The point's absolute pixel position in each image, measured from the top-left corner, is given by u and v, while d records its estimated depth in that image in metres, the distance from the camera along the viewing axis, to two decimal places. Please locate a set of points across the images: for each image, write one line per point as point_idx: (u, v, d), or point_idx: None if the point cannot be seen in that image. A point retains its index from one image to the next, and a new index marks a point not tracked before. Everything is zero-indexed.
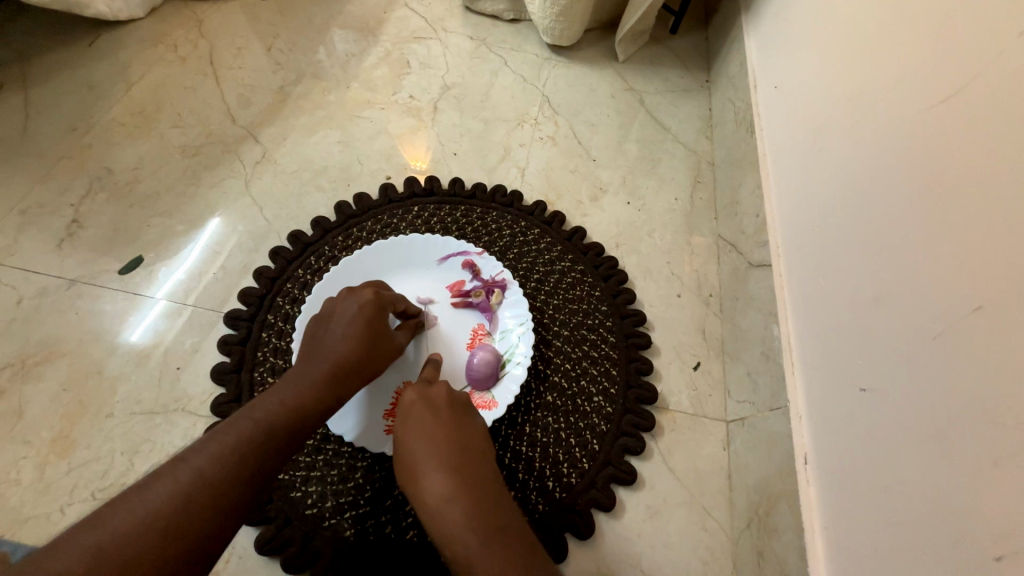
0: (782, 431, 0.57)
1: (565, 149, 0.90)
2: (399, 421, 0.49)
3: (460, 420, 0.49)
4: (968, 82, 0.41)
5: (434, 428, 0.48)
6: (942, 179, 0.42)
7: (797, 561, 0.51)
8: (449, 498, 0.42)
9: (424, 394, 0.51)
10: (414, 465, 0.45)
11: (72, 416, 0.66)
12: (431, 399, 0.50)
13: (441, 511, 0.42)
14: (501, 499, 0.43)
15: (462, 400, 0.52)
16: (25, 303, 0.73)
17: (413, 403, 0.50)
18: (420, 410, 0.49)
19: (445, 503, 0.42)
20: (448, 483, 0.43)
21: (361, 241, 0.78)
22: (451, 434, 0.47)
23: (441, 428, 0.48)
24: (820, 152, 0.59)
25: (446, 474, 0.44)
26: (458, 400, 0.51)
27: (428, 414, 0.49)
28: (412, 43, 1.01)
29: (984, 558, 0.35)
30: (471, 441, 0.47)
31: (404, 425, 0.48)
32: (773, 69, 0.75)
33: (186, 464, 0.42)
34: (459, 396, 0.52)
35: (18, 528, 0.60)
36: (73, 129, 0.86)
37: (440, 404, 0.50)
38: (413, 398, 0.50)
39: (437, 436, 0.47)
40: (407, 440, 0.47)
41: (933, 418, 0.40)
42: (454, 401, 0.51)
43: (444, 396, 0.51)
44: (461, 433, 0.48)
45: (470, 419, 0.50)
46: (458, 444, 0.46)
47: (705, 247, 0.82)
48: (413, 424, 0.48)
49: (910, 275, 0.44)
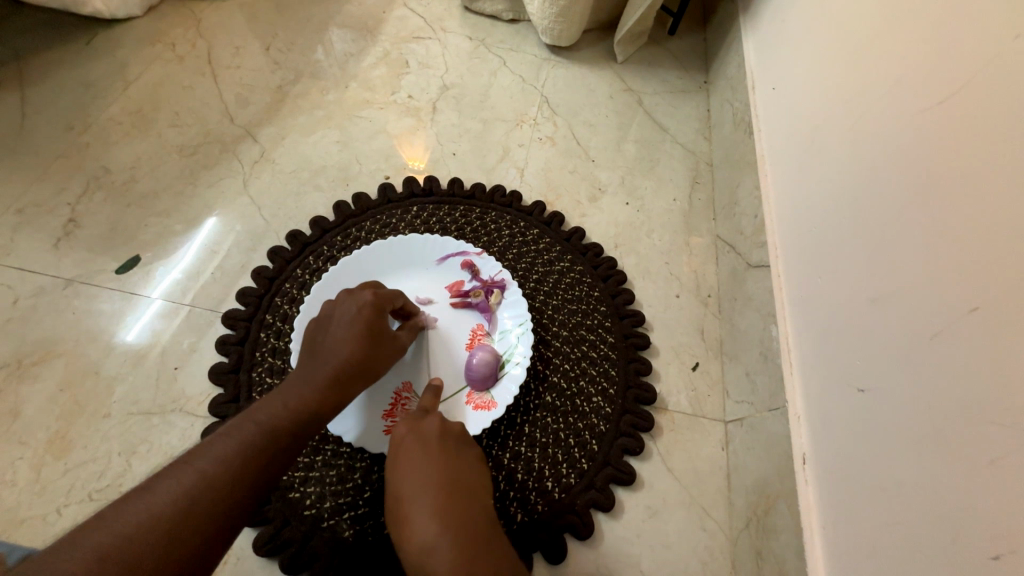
0: (780, 430, 0.57)
1: (564, 149, 0.90)
2: (389, 458, 0.49)
3: (452, 456, 0.49)
4: (966, 83, 0.42)
5: (423, 465, 0.47)
6: (941, 179, 0.42)
7: (795, 560, 0.51)
8: (434, 545, 0.41)
9: (414, 428, 0.51)
10: (401, 506, 0.45)
11: (69, 417, 0.66)
12: (422, 433, 0.50)
13: (425, 558, 0.41)
14: (490, 544, 0.42)
15: (454, 431, 0.51)
16: (22, 303, 0.72)
17: (403, 438, 0.50)
18: (410, 446, 0.49)
19: (429, 550, 0.41)
20: (434, 527, 0.42)
21: (360, 241, 0.78)
22: (441, 471, 0.47)
23: (431, 466, 0.47)
24: (818, 153, 0.60)
25: (431, 517, 0.43)
26: (451, 432, 0.51)
27: (418, 449, 0.48)
28: (411, 42, 1.01)
29: (983, 558, 0.35)
30: (461, 480, 0.47)
31: (393, 462, 0.48)
32: (771, 69, 0.75)
33: (189, 467, 0.42)
34: (453, 427, 0.52)
35: (15, 529, 0.60)
36: (70, 128, 0.86)
37: (431, 437, 0.50)
38: (404, 433, 0.50)
39: (425, 474, 0.46)
40: (395, 479, 0.47)
41: (931, 418, 0.40)
42: (447, 433, 0.51)
43: (435, 431, 0.50)
44: (451, 471, 0.47)
45: (462, 453, 0.50)
46: (448, 483, 0.46)
47: (704, 247, 0.82)
48: (403, 464, 0.47)
49: (907, 274, 0.44)
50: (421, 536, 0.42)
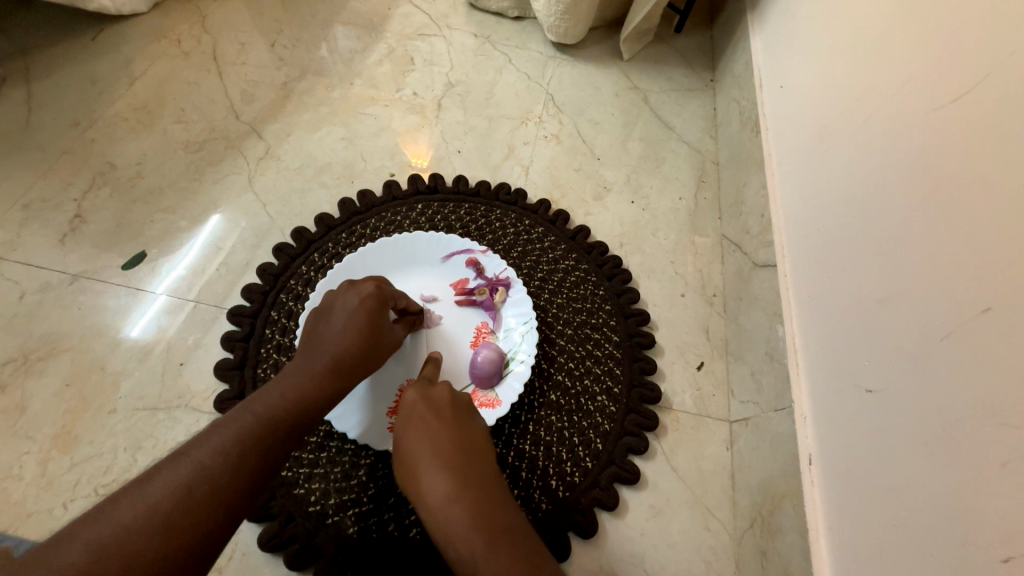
0: (787, 431, 0.57)
1: (569, 147, 0.90)
2: (400, 423, 0.50)
3: (464, 422, 0.49)
4: (983, 80, 0.41)
5: (436, 428, 0.48)
6: (954, 178, 0.42)
7: (800, 560, 0.51)
8: (452, 501, 0.42)
9: (425, 395, 0.51)
10: (416, 466, 0.45)
11: (75, 412, 0.66)
12: (432, 398, 0.51)
13: (443, 511, 0.42)
14: (506, 506, 0.44)
15: (464, 401, 0.52)
16: (28, 298, 0.73)
17: (414, 403, 0.50)
18: (422, 410, 0.49)
19: (448, 506, 0.42)
20: (451, 486, 0.43)
21: (365, 238, 0.78)
22: (454, 436, 0.48)
23: (443, 429, 0.48)
24: (825, 153, 0.59)
25: (449, 477, 0.44)
26: (460, 402, 0.52)
27: (430, 414, 0.49)
28: (416, 40, 1.00)
29: (991, 560, 0.34)
30: (474, 445, 0.48)
31: (406, 426, 0.49)
32: (779, 68, 0.75)
33: (187, 459, 0.42)
34: (462, 397, 0.52)
35: (20, 523, 0.60)
36: (76, 124, 0.86)
37: (442, 404, 0.50)
38: (415, 399, 0.51)
39: (439, 437, 0.47)
40: (409, 443, 0.47)
41: (940, 418, 0.40)
42: (455, 402, 0.51)
43: (446, 396, 0.51)
44: (463, 435, 0.48)
45: (471, 419, 0.51)
46: (461, 447, 0.47)
47: (709, 247, 0.81)
48: (416, 426, 0.48)
49: (916, 276, 0.44)
50: (439, 493, 0.43)
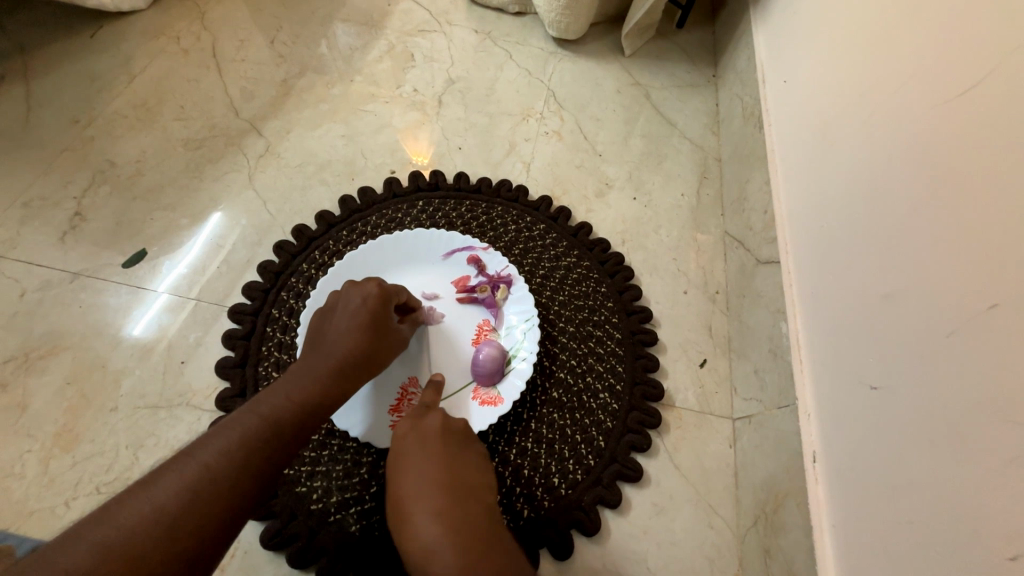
0: (790, 429, 0.57)
1: (571, 144, 0.89)
2: (391, 460, 0.50)
3: (455, 457, 0.49)
4: (988, 74, 0.41)
5: (425, 464, 0.48)
6: (956, 175, 0.42)
7: (805, 558, 0.51)
8: (438, 544, 0.41)
9: (416, 428, 0.52)
10: (404, 505, 0.45)
11: (77, 410, 0.66)
12: (424, 431, 0.51)
13: (429, 557, 0.40)
14: (496, 543, 0.42)
15: (456, 430, 0.53)
16: (29, 296, 0.72)
17: (405, 436, 0.51)
18: (412, 445, 0.50)
19: (434, 550, 0.40)
20: (437, 528, 0.42)
21: (365, 236, 0.78)
22: (445, 469, 0.47)
23: (433, 465, 0.48)
24: (828, 149, 0.59)
25: (435, 518, 0.42)
26: (452, 432, 0.52)
27: (420, 449, 0.49)
28: (416, 36, 1.00)
29: (997, 559, 0.34)
30: (466, 480, 0.47)
31: (395, 464, 0.49)
32: (781, 62, 0.74)
33: (192, 460, 0.42)
34: (454, 429, 0.52)
35: (23, 521, 0.60)
36: (75, 121, 0.85)
37: (432, 438, 0.50)
38: (406, 432, 0.51)
39: (428, 473, 0.47)
40: (397, 482, 0.47)
41: (944, 416, 0.39)
42: (446, 433, 0.52)
43: (436, 428, 0.52)
44: (454, 470, 0.48)
45: (463, 451, 0.51)
46: (451, 480, 0.47)
47: (712, 244, 0.81)
48: (405, 464, 0.48)
49: (920, 271, 0.43)
50: (425, 536, 0.42)
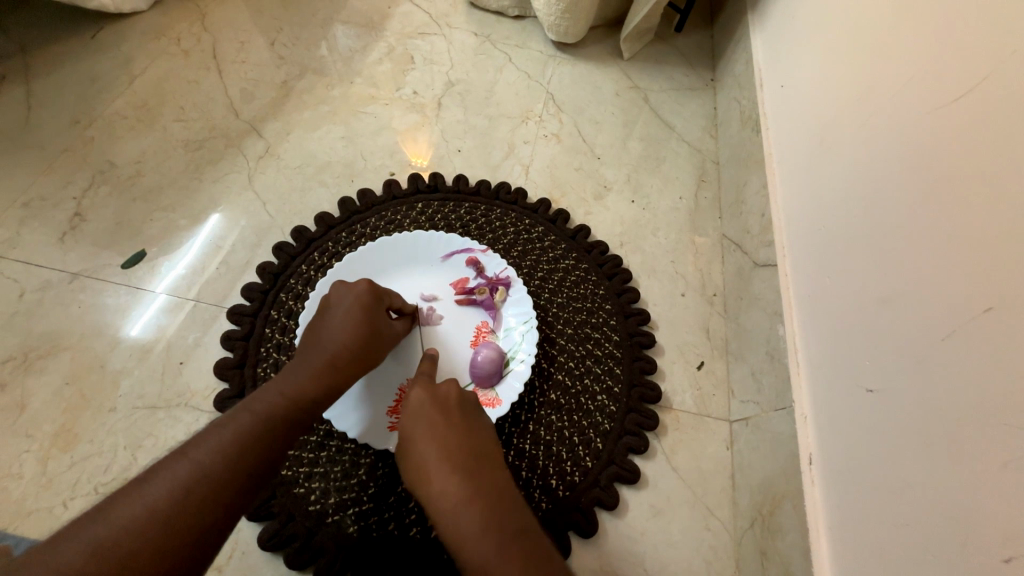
0: (787, 431, 0.57)
1: (569, 146, 0.90)
2: (409, 420, 0.49)
3: (472, 424, 0.49)
4: (983, 81, 0.41)
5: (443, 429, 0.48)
6: (950, 180, 0.42)
7: (801, 559, 0.51)
8: (463, 503, 0.42)
9: (432, 392, 0.51)
10: (426, 467, 0.45)
11: (75, 411, 0.66)
12: (441, 396, 0.51)
13: (455, 513, 0.41)
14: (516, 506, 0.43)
15: (471, 400, 0.52)
16: (28, 296, 0.72)
17: (422, 399, 0.51)
18: (430, 408, 0.49)
19: (459, 507, 0.42)
20: (461, 490, 0.43)
21: (365, 237, 0.78)
22: (462, 436, 0.48)
23: (452, 429, 0.48)
24: (825, 153, 0.59)
25: (457, 478, 0.44)
26: (466, 401, 0.52)
27: (438, 413, 0.49)
28: (416, 38, 1.00)
29: (993, 560, 0.34)
30: (482, 446, 0.48)
31: (413, 426, 0.48)
32: (779, 67, 0.75)
33: (186, 458, 0.42)
34: (468, 396, 0.52)
35: (20, 521, 0.60)
36: (75, 122, 0.86)
37: (449, 403, 0.51)
38: (422, 396, 0.51)
39: (447, 437, 0.47)
40: (417, 444, 0.47)
41: (939, 418, 0.40)
42: (462, 401, 0.52)
43: (453, 394, 0.52)
44: (471, 435, 0.48)
45: (478, 419, 0.51)
46: (467, 446, 0.47)
47: (710, 247, 0.81)
48: (425, 425, 0.48)
49: (917, 275, 0.44)
50: (450, 494, 0.43)
